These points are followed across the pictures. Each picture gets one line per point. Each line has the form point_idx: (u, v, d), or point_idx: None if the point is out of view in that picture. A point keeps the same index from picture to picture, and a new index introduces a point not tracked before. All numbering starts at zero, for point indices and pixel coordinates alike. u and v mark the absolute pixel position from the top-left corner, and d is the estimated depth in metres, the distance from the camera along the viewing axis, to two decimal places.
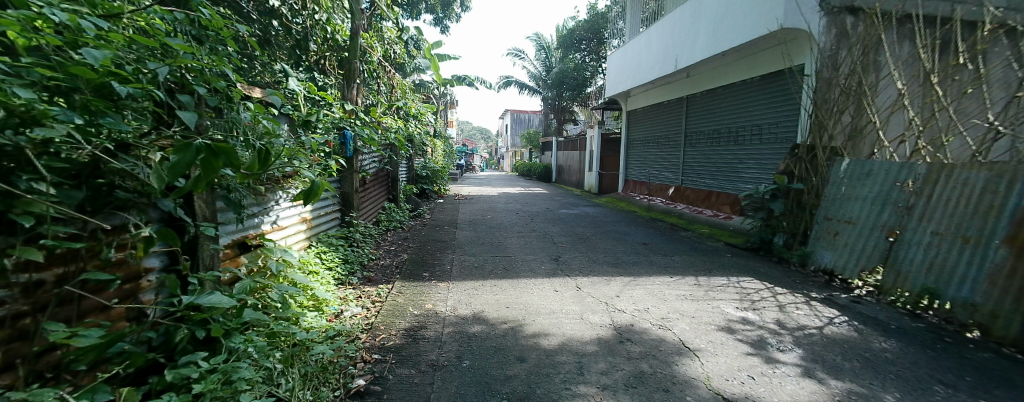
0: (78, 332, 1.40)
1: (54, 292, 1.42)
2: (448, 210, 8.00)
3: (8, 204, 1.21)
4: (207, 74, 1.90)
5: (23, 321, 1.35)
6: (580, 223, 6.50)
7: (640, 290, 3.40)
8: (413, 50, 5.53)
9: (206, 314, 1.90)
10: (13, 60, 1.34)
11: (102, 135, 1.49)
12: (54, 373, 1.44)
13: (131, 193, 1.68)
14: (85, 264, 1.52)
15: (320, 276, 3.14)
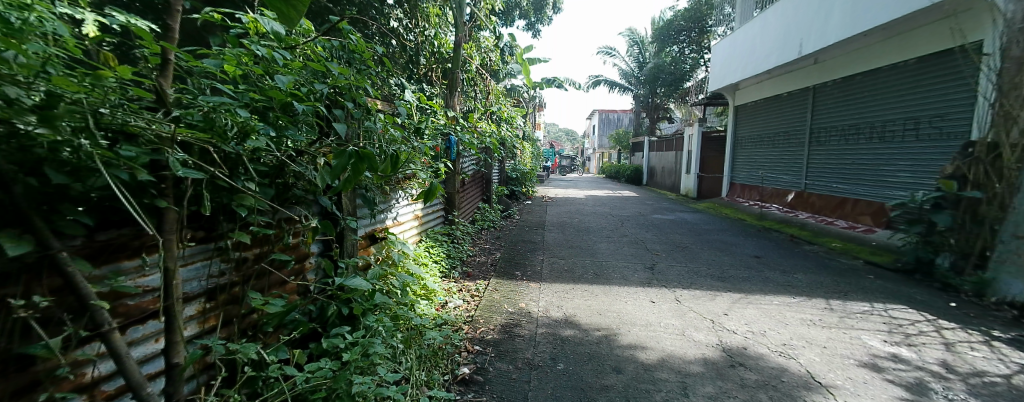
0: (268, 301, 1.76)
1: (254, 268, 1.82)
2: (536, 212, 8.14)
3: (229, 198, 1.56)
4: (355, 90, 2.20)
5: (235, 289, 1.75)
6: (679, 230, 6.11)
7: (753, 310, 3.11)
8: (507, 56, 5.80)
9: (349, 294, 2.23)
10: (233, 88, 1.74)
11: (286, 144, 1.86)
12: (253, 331, 1.84)
13: (305, 192, 2.07)
14: (273, 246, 1.92)
15: (430, 268, 3.47)
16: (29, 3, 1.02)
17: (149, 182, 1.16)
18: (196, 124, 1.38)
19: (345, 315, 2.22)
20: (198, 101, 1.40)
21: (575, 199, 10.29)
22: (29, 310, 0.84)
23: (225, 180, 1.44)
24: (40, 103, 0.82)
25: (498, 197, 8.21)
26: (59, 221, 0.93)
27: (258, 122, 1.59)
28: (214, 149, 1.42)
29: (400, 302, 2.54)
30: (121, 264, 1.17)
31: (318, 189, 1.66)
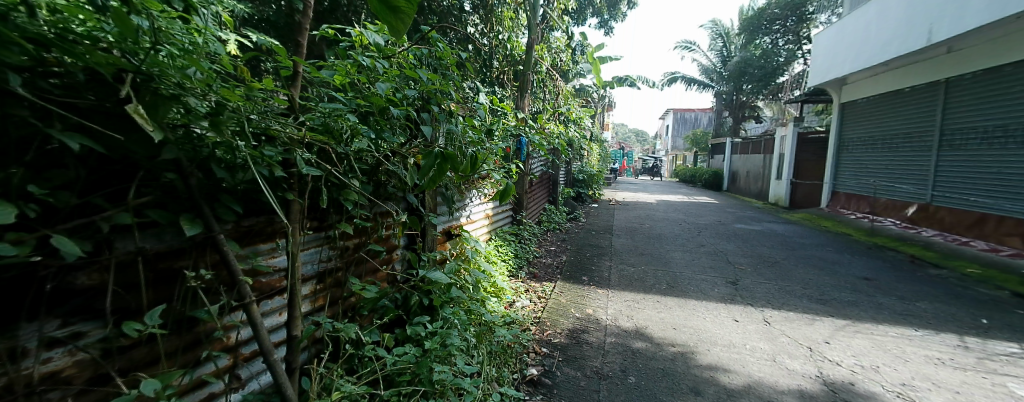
0: (365, 287, 1.95)
1: (355, 256, 2.02)
2: (602, 215, 7.93)
3: (338, 192, 1.74)
4: (439, 95, 2.32)
5: (338, 274, 1.96)
6: (767, 242, 5.59)
7: (862, 340, 2.76)
8: (578, 56, 5.77)
9: (429, 285, 2.37)
10: (341, 94, 1.93)
11: (382, 145, 2.03)
12: (351, 313, 2.04)
13: (396, 189, 2.24)
14: (369, 237, 2.12)
15: (498, 266, 3.55)
16: (199, 29, 1.22)
17: (281, 178, 1.34)
18: (317, 127, 1.57)
19: (426, 305, 2.35)
20: (318, 108, 1.59)
21: (647, 204, 9.84)
22: (198, 280, 1.02)
23: (337, 176, 1.62)
24: (213, 109, 0.98)
25: (563, 198, 8.12)
26: (219, 208, 1.12)
27: (361, 125, 1.75)
28: (330, 149, 1.60)
29: (472, 297, 2.63)
30: (258, 246, 1.38)
31: (409, 186, 1.80)
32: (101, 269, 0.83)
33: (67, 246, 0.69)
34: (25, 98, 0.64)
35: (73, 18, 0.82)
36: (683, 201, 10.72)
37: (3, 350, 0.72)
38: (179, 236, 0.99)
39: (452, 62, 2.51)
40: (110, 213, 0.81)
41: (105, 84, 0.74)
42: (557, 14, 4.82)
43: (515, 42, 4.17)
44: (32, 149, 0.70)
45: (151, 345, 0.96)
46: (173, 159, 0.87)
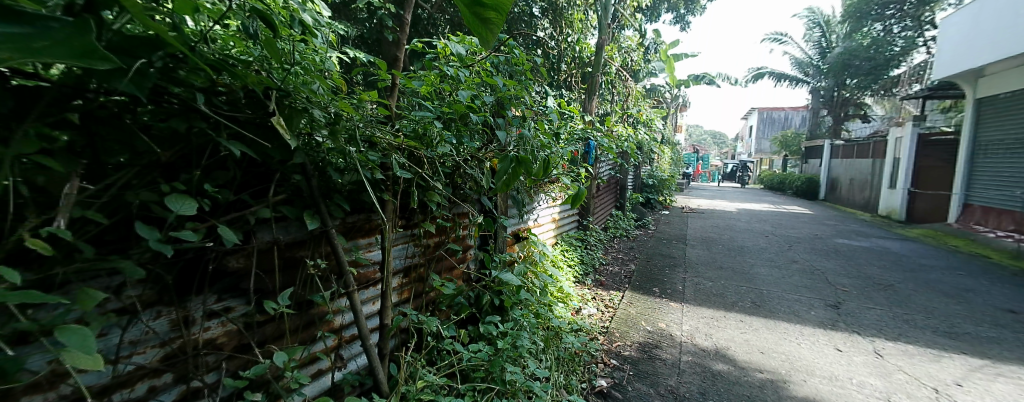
0: (444, 284, 2.05)
1: (436, 253, 2.14)
2: (674, 223, 7.48)
3: (424, 194, 1.86)
4: (514, 101, 2.35)
5: (420, 269, 2.08)
6: (876, 261, 4.90)
7: (1007, 386, 2.32)
8: (651, 55, 5.57)
9: (500, 286, 2.42)
10: (429, 104, 2.03)
11: (463, 149, 2.10)
12: (431, 307, 2.16)
13: (472, 191, 2.30)
14: (448, 237, 2.24)
15: (565, 272, 3.50)
16: (316, 48, 1.38)
17: (379, 180, 1.48)
18: (408, 135, 1.68)
19: (497, 305, 2.40)
20: (411, 116, 1.71)
21: (727, 213, 9.09)
22: (315, 267, 1.17)
23: (425, 179, 1.73)
24: (332, 119, 1.12)
25: (631, 204, 7.79)
26: (332, 206, 1.28)
27: (446, 132, 1.85)
28: (419, 154, 1.70)
29: (540, 301, 2.65)
30: (358, 241, 1.54)
31: (487, 191, 1.87)
32: (247, 254, 0.99)
33: (229, 234, 0.84)
34: (206, 113, 0.77)
35: (231, 46, 0.98)
36: (770, 210, 9.76)
37: (178, 317, 0.88)
38: (301, 229, 1.15)
39: (525, 67, 2.54)
40: (255, 208, 0.96)
41: (258, 101, 0.88)
42: (630, 13, 4.68)
43: (584, 44, 4.09)
44: (205, 156, 0.84)
45: (279, 322, 1.12)
46: (301, 163, 1.01)
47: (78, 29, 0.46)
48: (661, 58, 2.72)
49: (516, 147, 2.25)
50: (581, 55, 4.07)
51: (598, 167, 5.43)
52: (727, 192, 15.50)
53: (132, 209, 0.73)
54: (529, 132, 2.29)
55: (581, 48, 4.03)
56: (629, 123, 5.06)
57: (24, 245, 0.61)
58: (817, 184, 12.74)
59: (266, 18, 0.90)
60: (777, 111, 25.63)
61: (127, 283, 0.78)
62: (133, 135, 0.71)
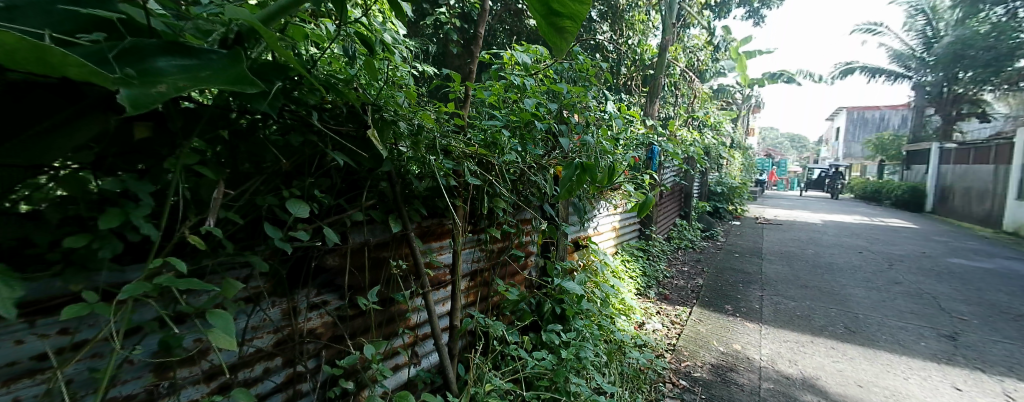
0: (508, 290, 2.03)
1: (501, 258, 2.13)
2: (747, 234, 6.91)
3: (490, 199, 1.81)
4: (578, 107, 2.24)
5: (485, 274, 2.08)
6: (1007, 288, 4.16)
7: None
8: (720, 54, 5.34)
9: (561, 294, 2.37)
10: (499, 115, 1.98)
11: (526, 156, 1.96)
12: (496, 311, 2.16)
13: (530, 196, 2.11)
14: (513, 242, 2.21)
15: (626, 283, 3.35)
16: (395, 63, 1.43)
17: (452, 186, 1.53)
18: (477, 143, 1.69)
19: (557, 314, 2.35)
20: (482, 125, 1.75)
21: (811, 225, 8.22)
22: (396, 268, 1.26)
23: (494, 187, 1.71)
24: (415, 130, 1.19)
25: (698, 213, 7.33)
26: (411, 211, 1.36)
27: (513, 140, 1.86)
28: (489, 161, 1.69)
29: (601, 312, 2.57)
30: (430, 244, 1.60)
31: (551, 200, 1.77)
32: (341, 254, 1.09)
33: (332, 234, 0.94)
34: (319, 129, 0.88)
35: (332, 66, 1.07)
36: (866, 223, 8.66)
37: (288, 307, 0.99)
38: (385, 232, 1.24)
39: (591, 73, 2.42)
40: (350, 211, 1.06)
41: (357, 116, 0.98)
42: (697, 11, 4.56)
43: (645, 45, 3.94)
44: (313, 165, 0.95)
45: (365, 318, 1.21)
46: (387, 172, 1.10)
47: (230, 58, 0.55)
48: (731, 57, 2.76)
49: (580, 154, 2.16)
50: (642, 57, 3.93)
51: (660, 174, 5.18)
52: (811, 202, 14.03)
53: (261, 211, 0.84)
54: (593, 138, 2.15)
55: (644, 50, 3.88)
56: (693, 127, 4.80)
57: (186, 241, 0.73)
58: (924, 194, 11.12)
59: (365, 41, 0.99)
60: (866, 111, 22.97)
61: (252, 275, 0.90)
62: (263, 147, 0.82)
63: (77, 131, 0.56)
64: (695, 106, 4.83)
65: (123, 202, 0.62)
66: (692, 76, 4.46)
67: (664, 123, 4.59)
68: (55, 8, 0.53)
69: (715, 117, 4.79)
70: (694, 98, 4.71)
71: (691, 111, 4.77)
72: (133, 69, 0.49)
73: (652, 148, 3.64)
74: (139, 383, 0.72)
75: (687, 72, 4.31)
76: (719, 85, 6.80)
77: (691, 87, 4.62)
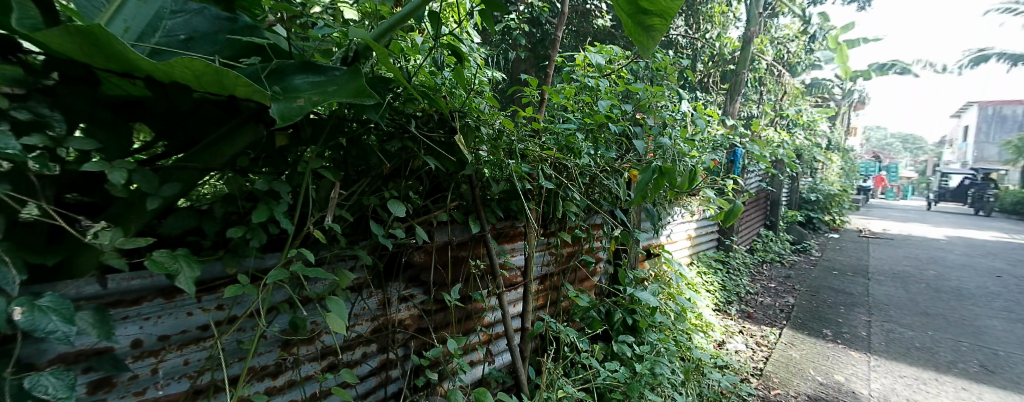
0: (577, 295, 1.91)
1: (571, 263, 2.05)
2: (848, 249, 6.11)
3: (557, 202, 1.69)
4: (654, 107, 2.08)
5: (554, 278, 2.02)
6: None
7: None
8: (817, 44, 4.76)
9: (634, 304, 2.22)
10: (571, 116, 1.85)
11: (600, 160, 1.83)
12: (566, 316, 2.12)
13: (602, 200, 1.91)
14: (582, 247, 2.08)
15: (702, 296, 3.12)
16: (471, 66, 1.41)
17: (528, 189, 1.54)
18: (551, 147, 1.61)
19: (629, 325, 2.21)
20: (555, 128, 1.66)
21: (933, 240, 7.05)
22: (475, 267, 1.31)
23: (568, 190, 1.65)
24: (495, 135, 1.22)
25: (787, 223, 6.61)
26: (488, 212, 1.41)
27: (587, 143, 1.74)
28: (563, 163, 1.61)
29: (676, 327, 2.40)
30: (503, 245, 1.64)
31: (622, 205, 1.69)
32: (426, 251, 1.16)
33: (422, 232, 1.01)
34: (414, 134, 0.97)
35: (419, 73, 1.11)
36: (1008, 241, 7.24)
37: (383, 298, 1.08)
38: (464, 232, 1.30)
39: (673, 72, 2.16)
40: (436, 212, 1.12)
41: (445, 122, 1.04)
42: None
43: (726, 38, 3.64)
44: (407, 169, 1.04)
45: (446, 313, 1.28)
46: (469, 174, 1.15)
47: (350, 73, 0.63)
48: None
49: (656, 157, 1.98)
50: (722, 51, 3.65)
51: (742, 180, 4.76)
52: (935, 214, 12.03)
53: (367, 211, 0.95)
54: (668, 140, 2.02)
55: (724, 44, 3.59)
56: (782, 127, 4.35)
57: (310, 236, 0.84)
58: None
59: (457, 53, 1.03)
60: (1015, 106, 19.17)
61: (356, 266, 1.00)
62: (369, 152, 0.92)
63: (236, 139, 0.67)
64: (785, 103, 4.38)
65: (267, 200, 0.72)
66: (781, 69, 4.05)
67: (746, 122, 4.22)
68: (219, 37, 0.66)
69: (808, 115, 4.31)
70: (784, 94, 4.27)
71: (779, 109, 4.33)
72: (279, 87, 0.60)
73: (735, 150, 3.33)
74: (272, 356, 0.84)
75: (775, 65, 3.93)
76: (815, 79, 6.08)
77: (780, 82, 4.20)
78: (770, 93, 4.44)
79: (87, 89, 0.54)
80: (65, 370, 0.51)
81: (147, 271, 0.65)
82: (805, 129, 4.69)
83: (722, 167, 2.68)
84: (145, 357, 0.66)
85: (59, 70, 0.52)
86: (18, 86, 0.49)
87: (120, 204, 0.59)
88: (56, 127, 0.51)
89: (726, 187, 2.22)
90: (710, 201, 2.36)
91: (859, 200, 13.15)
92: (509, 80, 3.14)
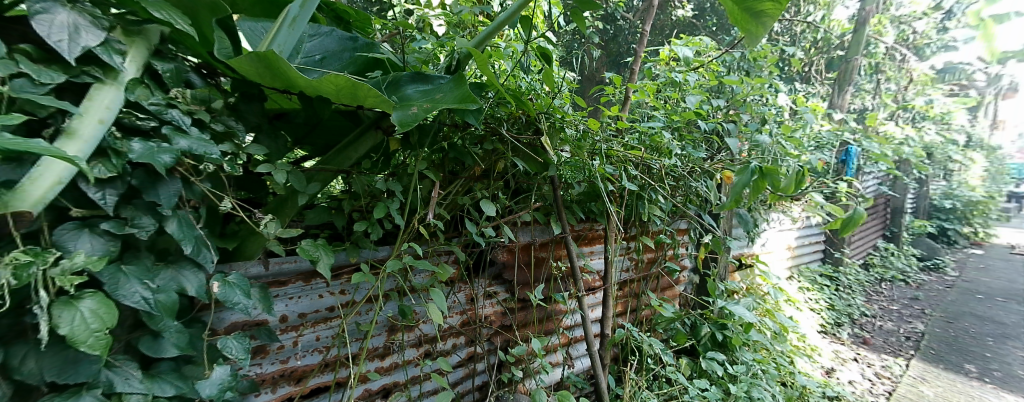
0: (662, 304, 1.74)
1: (654, 270, 1.94)
2: (1000, 268, 5.04)
3: (640, 202, 1.61)
4: (750, 102, 1.88)
5: (635, 285, 1.93)
6: None
7: None
8: (954, 21, 4.03)
9: (724, 319, 2.03)
10: (659, 113, 1.72)
11: (690, 161, 1.71)
12: (648, 325, 2.00)
13: (686, 201, 1.79)
14: (664, 254, 1.96)
15: (804, 315, 2.77)
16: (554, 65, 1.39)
17: (612, 189, 1.49)
18: (636, 147, 1.52)
19: (720, 342, 1.99)
20: (640, 127, 1.57)
21: None
22: (557, 268, 1.31)
23: (652, 192, 1.57)
24: (579, 136, 1.17)
25: (914, 235, 5.63)
26: (570, 213, 1.41)
27: (676, 142, 1.61)
28: (647, 164, 1.53)
29: (775, 348, 2.14)
30: (581, 248, 1.62)
31: (713, 210, 1.56)
32: (509, 250, 1.19)
33: (510, 232, 1.05)
34: (503, 137, 1.00)
35: (508, 76, 1.13)
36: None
37: (470, 293, 1.13)
38: (543, 233, 1.30)
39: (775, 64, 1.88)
40: (520, 213, 1.15)
41: (531, 124, 1.06)
42: None
43: (834, 21, 3.22)
44: (495, 171, 1.08)
45: (527, 312, 1.29)
46: (551, 176, 1.15)
47: (455, 82, 0.68)
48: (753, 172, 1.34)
49: (752, 156, 1.81)
50: (828, 36, 3.23)
51: (856, 183, 4.15)
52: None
53: (460, 210, 1.01)
54: (766, 137, 1.83)
55: (830, 26, 3.16)
56: (905, 122, 3.75)
57: (413, 232, 0.91)
58: None
59: (546, 55, 1.02)
60: None
61: (448, 262, 1.06)
62: (464, 154, 0.97)
63: (361, 144, 0.76)
64: (911, 93, 3.77)
65: (383, 198, 0.80)
66: (904, 53, 3.49)
67: (858, 116, 3.68)
68: (346, 55, 0.76)
69: (942, 105, 3.66)
70: (908, 82, 3.67)
71: (902, 101, 3.72)
72: (397, 97, 0.66)
73: (847, 148, 2.91)
74: (381, 339, 0.93)
75: (897, 49, 3.40)
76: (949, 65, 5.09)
77: (903, 68, 3.63)
78: (890, 82, 3.84)
79: (257, 105, 0.66)
80: (240, 335, 0.62)
81: (294, 256, 0.76)
82: (936, 123, 3.99)
83: (830, 167, 2.34)
84: (289, 331, 0.77)
85: (240, 90, 0.64)
86: (209, 104, 0.59)
87: (275, 199, 0.70)
88: (239, 137, 0.62)
89: (839, 190, 1.89)
90: (816, 207, 2.06)
91: (1012, 210, 10.83)
92: (581, 80, 3.07)
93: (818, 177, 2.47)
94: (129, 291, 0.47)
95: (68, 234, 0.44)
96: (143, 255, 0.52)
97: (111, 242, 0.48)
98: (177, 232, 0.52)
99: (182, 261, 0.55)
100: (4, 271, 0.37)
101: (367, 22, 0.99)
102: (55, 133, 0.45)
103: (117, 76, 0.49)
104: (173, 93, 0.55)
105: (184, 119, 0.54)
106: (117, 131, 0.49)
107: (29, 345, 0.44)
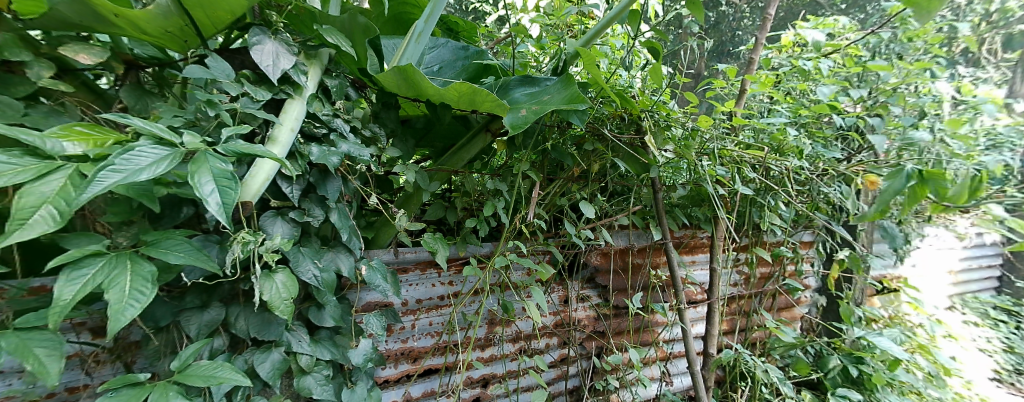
0: (780, 327, 1.55)
1: (769, 286, 1.73)
2: None
3: (755, 207, 1.46)
4: (901, 93, 1.58)
5: (745, 301, 1.74)
6: None
7: None
8: None
9: (858, 350, 1.73)
10: (782, 108, 1.53)
11: (821, 162, 1.49)
12: (761, 348, 1.79)
13: (813, 210, 1.57)
14: (783, 269, 1.74)
15: (971, 356, 2.25)
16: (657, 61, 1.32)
17: (724, 194, 1.36)
18: (754, 145, 1.37)
19: (854, 378, 1.69)
20: (758, 124, 1.42)
21: None
22: (655, 275, 1.25)
23: (768, 198, 1.41)
24: (687, 135, 1.10)
25: None
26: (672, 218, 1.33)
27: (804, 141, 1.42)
28: (765, 166, 1.37)
29: (930, 394, 1.76)
30: (682, 256, 1.52)
31: (849, 220, 1.34)
32: (604, 253, 1.17)
33: (608, 234, 1.03)
34: (605, 137, 0.99)
35: (611, 73, 1.11)
36: None
37: (563, 295, 1.15)
38: (642, 237, 1.25)
39: (937, 44, 1.55)
40: (618, 215, 1.12)
41: (635, 123, 1.02)
42: None
43: None
44: (595, 172, 1.07)
45: (622, 320, 1.26)
46: (652, 177, 1.10)
47: (563, 82, 0.69)
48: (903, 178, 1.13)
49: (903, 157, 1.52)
50: None
51: None
52: None
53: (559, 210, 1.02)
54: (923, 135, 1.52)
55: None
56: None
57: (516, 231, 0.94)
58: None
59: (654, 49, 0.98)
60: None
61: (546, 262, 1.08)
62: (564, 154, 0.98)
63: (475, 145, 0.81)
64: None
65: (492, 197, 0.85)
66: None
67: None
68: (462, 63, 0.82)
69: None
70: None
71: None
72: (509, 99, 0.70)
73: None
74: (482, 331, 0.99)
75: None
76: None
77: None
78: None
79: (392, 112, 0.74)
80: (378, 313, 0.71)
81: (416, 247, 0.84)
82: None
83: (1013, 171, 1.86)
84: (409, 314, 0.85)
85: (381, 99, 0.73)
86: (359, 113, 0.68)
87: (404, 195, 0.78)
88: (380, 141, 0.71)
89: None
90: (994, 222, 1.65)
91: None
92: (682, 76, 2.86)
93: (996, 183, 1.98)
94: (304, 268, 0.57)
95: (268, 220, 0.55)
96: (314, 240, 0.62)
97: (294, 227, 0.58)
98: (338, 221, 0.62)
99: (339, 247, 0.64)
100: (235, 246, 0.48)
101: (474, 32, 1.06)
102: (262, 139, 0.56)
103: (302, 92, 0.60)
104: (337, 104, 0.65)
105: (344, 126, 0.64)
106: (302, 137, 0.59)
107: (241, 306, 0.56)
